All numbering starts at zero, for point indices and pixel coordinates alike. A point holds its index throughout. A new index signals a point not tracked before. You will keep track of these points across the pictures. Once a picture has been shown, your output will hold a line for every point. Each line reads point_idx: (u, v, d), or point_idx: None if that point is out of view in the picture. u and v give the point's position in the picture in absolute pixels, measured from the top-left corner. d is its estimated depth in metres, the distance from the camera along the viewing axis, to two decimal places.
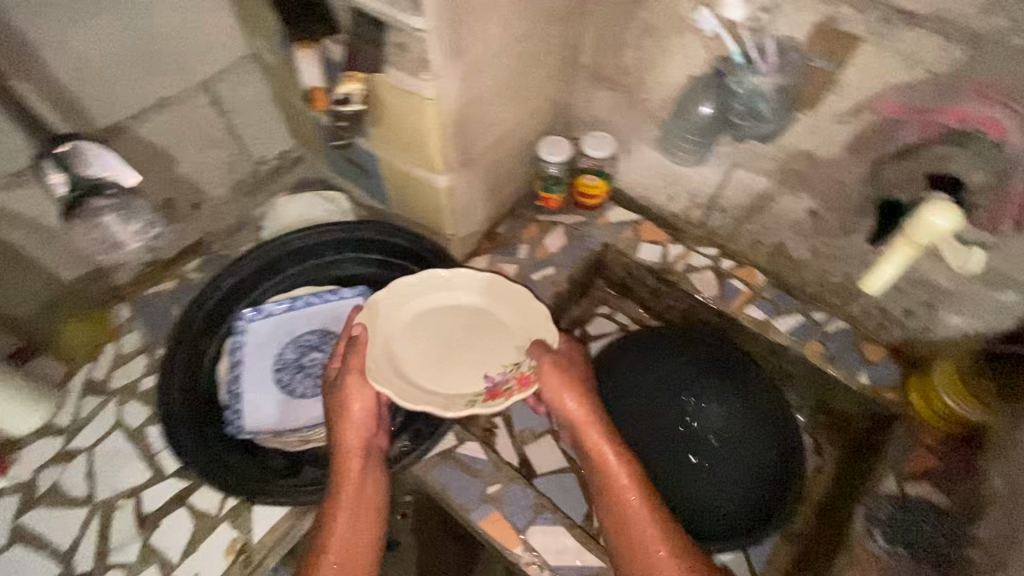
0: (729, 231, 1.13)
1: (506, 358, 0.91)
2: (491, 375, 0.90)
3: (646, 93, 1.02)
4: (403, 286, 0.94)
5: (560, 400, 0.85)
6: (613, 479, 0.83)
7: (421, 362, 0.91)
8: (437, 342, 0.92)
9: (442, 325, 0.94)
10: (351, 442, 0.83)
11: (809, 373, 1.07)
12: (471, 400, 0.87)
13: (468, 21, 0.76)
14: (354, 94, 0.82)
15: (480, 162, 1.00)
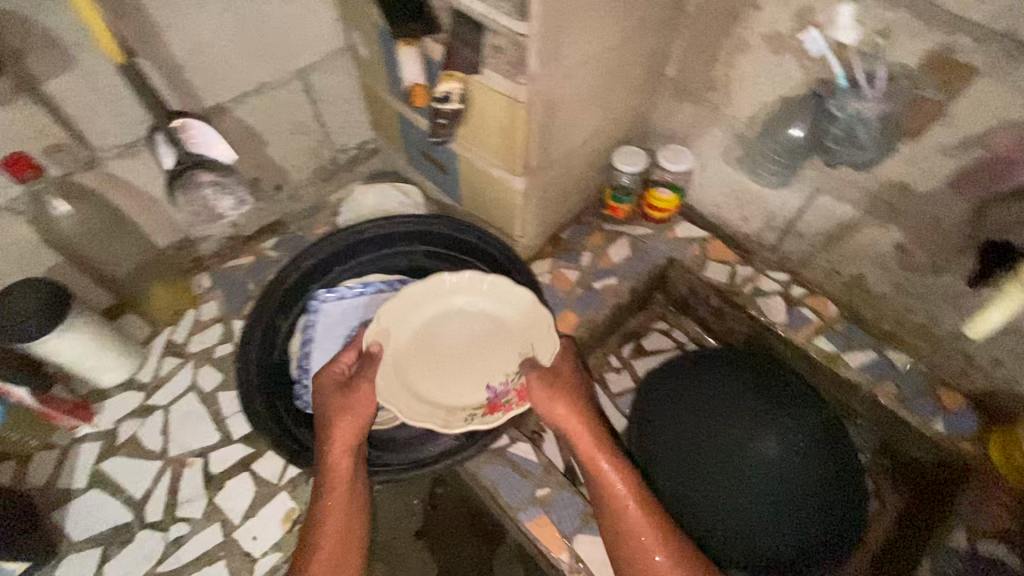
0: (803, 257, 1.10)
1: (509, 368, 0.90)
2: (492, 384, 0.90)
3: (732, 110, 1.01)
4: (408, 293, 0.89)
5: (550, 410, 0.85)
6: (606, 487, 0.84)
7: (423, 371, 0.89)
8: (441, 349, 0.90)
9: (447, 330, 0.91)
10: (338, 444, 0.82)
11: (878, 414, 1.03)
12: (471, 414, 0.88)
13: (568, 28, 0.77)
14: (452, 92, 0.86)
15: (556, 167, 1.01)
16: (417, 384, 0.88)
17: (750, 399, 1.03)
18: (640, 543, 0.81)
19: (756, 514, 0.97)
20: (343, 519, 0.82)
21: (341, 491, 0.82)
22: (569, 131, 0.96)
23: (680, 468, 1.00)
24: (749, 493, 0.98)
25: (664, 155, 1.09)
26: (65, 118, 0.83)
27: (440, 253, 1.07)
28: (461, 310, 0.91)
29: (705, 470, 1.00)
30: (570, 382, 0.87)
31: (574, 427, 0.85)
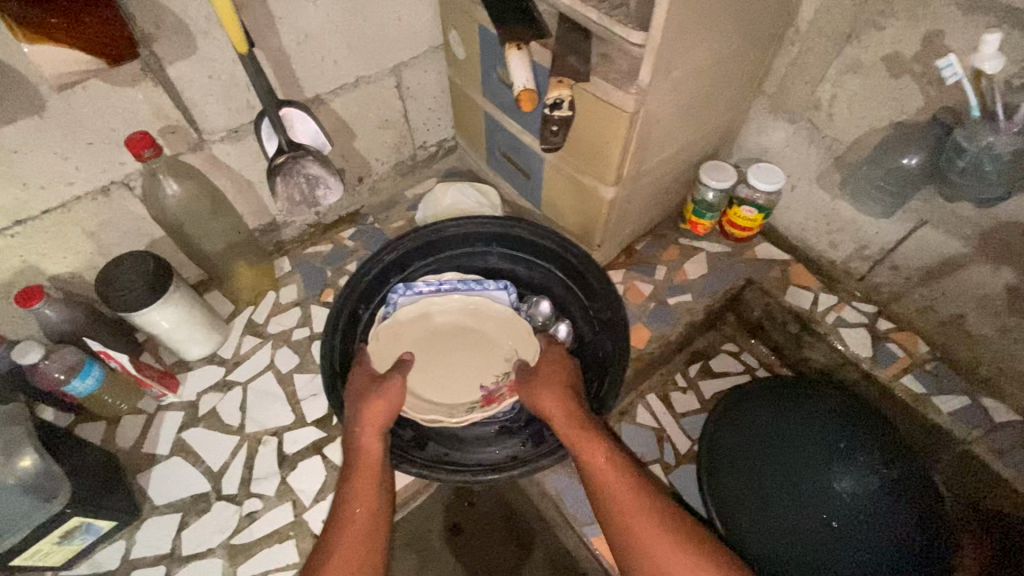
0: (894, 290, 1.05)
1: (499, 367, 0.97)
2: (486, 384, 0.96)
3: (835, 132, 0.97)
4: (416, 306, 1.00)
5: (530, 394, 0.86)
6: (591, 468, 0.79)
7: (425, 374, 0.96)
8: (433, 355, 0.98)
9: (437, 338, 0.99)
10: (370, 422, 0.82)
11: (968, 464, 0.97)
12: (471, 407, 0.93)
13: (684, 40, 0.76)
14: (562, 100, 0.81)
15: (645, 179, 1.00)
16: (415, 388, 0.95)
17: (831, 435, 0.99)
18: (641, 527, 0.74)
19: (837, 556, 0.90)
20: (369, 498, 0.78)
21: (370, 469, 0.80)
22: (664, 143, 0.94)
23: (756, 504, 0.97)
24: (830, 535, 0.92)
25: (755, 172, 1.06)
26: (182, 102, 0.87)
27: (517, 257, 1.08)
28: (445, 320, 1.01)
29: (779, 505, 0.96)
30: (551, 369, 0.89)
31: (551, 406, 0.83)
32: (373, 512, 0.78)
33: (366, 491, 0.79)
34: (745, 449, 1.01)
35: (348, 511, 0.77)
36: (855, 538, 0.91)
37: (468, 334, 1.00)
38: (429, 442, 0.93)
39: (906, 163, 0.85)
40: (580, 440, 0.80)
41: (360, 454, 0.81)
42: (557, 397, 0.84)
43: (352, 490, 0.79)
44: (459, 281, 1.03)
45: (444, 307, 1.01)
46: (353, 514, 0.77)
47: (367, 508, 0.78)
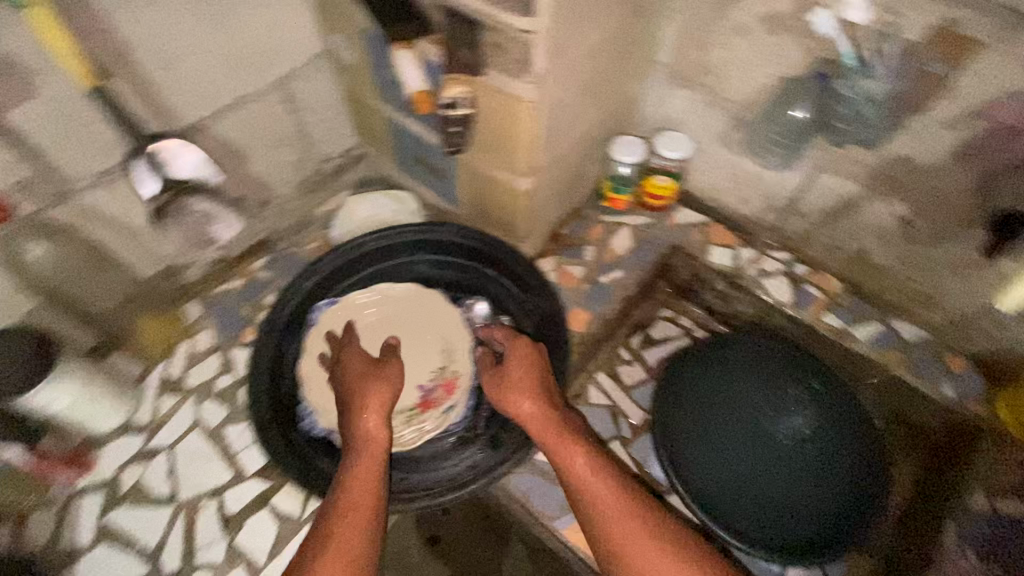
0: (804, 235, 1.11)
1: (433, 364, 0.94)
2: (421, 384, 0.93)
3: (729, 93, 1.00)
4: (340, 317, 0.95)
5: (504, 398, 0.85)
6: (569, 472, 0.78)
7: None
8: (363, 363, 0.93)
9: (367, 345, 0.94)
10: (375, 401, 0.79)
11: (889, 385, 1.04)
12: (409, 415, 0.91)
13: (571, 20, 0.74)
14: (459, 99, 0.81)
15: (557, 163, 0.99)
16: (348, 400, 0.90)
17: (772, 381, 1.04)
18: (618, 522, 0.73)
19: (791, 490, 0.98)
20: (373, 480, 0.73)
21: (374, 448, 0.76)
22: (571, 125, 0.93)
23: (718, 458, 1.00)
24: (784, 476, 0.99)
25: (662, 142, 1.08)
26: (30, 152, 0.76)
27: (443, 259, 1.03)
28: (376, 326, 0.96)
29: (738, 453, 1.00)
30: (521, 368, 0.86)
31: (527, 413, 0.83)
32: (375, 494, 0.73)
33: (371, 472, 0.74)
34: (702, 407, 1.04)
35: (349, 492, 0.72)
36: (805, 474, 0.99)
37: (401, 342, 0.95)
38: None
39: (795, 113, 0.90)
40: (557, 445, 0.80)
41: (367, 440, 0.77)
42: (532, 398, 0.83)
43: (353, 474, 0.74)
44: (389, 289, 0.98)
45: (371, 312, 0.96)
46: (356, 496, 0.72)
47: (372, 489, 0.73)
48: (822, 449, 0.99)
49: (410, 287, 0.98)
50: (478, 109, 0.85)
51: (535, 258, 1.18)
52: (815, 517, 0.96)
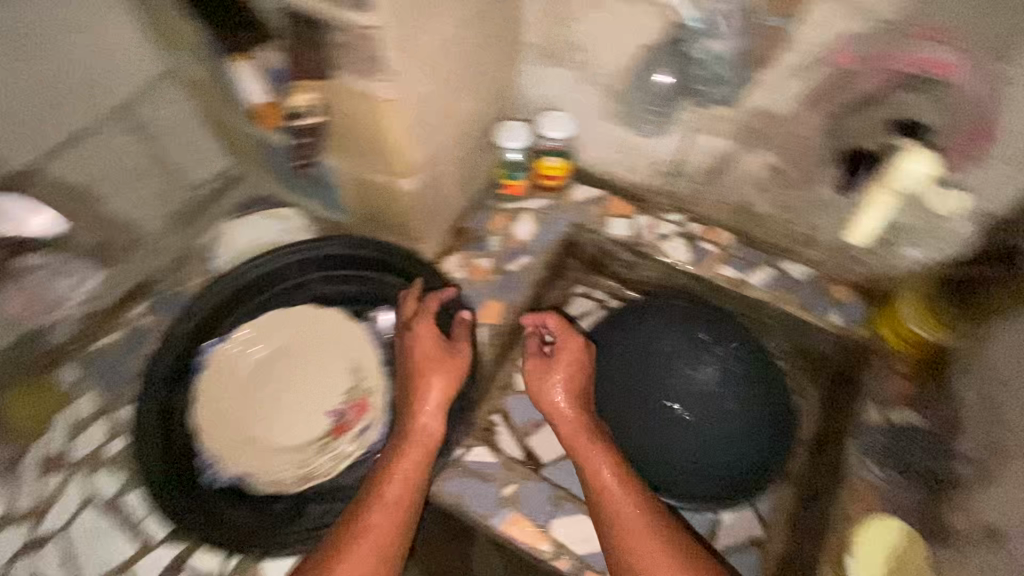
0: (693, 195, 1.15)
1: (342, 386, 0.89)
2: (332, 409, 0.88)
3: (598, 67, 1.01)
4: (234, 355, 0.89)
5: (541, 388, 0.91)
6: (591, 472, 0.84)
7: (265, 425, 0.86)
8: (265, 399, 0.88)
9: (266, 380, 0.89)
10: (435, 387, 0.83)
11: (783, 321, 1.11)
12: (321, 443, 0.86)
13: (417, 11, 0.71)
14: (305, 106, 0.79)
15: (439, 159, 0.96)
16: (255, 439, 0.85)
17: (675, 342, 1.08)
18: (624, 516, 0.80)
19: (707, 438, 1.03)
20: (415, 471, 0.79)
21: (423, 433, 0.81)
22: (444, 119, 0.91)
23: (637, 420, 1.05)
24: (700, 427, 1.03)
25: (544, 123, 1.08)
26: None
27: (338, 274, 0.98)
28: (272, 358, 0.90)
29: (656, 412, 1.04)
30: (567, 366, 0.92)
31: (559, 408, 0.89)
32: (414, 481, 0.78)
33: (413, 460, 0.79)
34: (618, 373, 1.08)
35: (388, 484, 0.77)
36: (717, 424, 1.03)
37: (304, 368, 0.90)
38: (308, 505, 0.84)
39: (659, 79, 0.90)
40: (581, 445, 0.86)
41: (415, 431, 0.82)
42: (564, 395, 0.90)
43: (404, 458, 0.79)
44: (287, 312, 0.93)
45: (259, 345, 0.91)
46: (396, 490, 0.77)
47: (416, 473, 0.79)
48: (729, 393, 1.05)
49: (309, 309, 0.93)
50: (330, 103, 0.80)
51: (440, 256, 1.15)
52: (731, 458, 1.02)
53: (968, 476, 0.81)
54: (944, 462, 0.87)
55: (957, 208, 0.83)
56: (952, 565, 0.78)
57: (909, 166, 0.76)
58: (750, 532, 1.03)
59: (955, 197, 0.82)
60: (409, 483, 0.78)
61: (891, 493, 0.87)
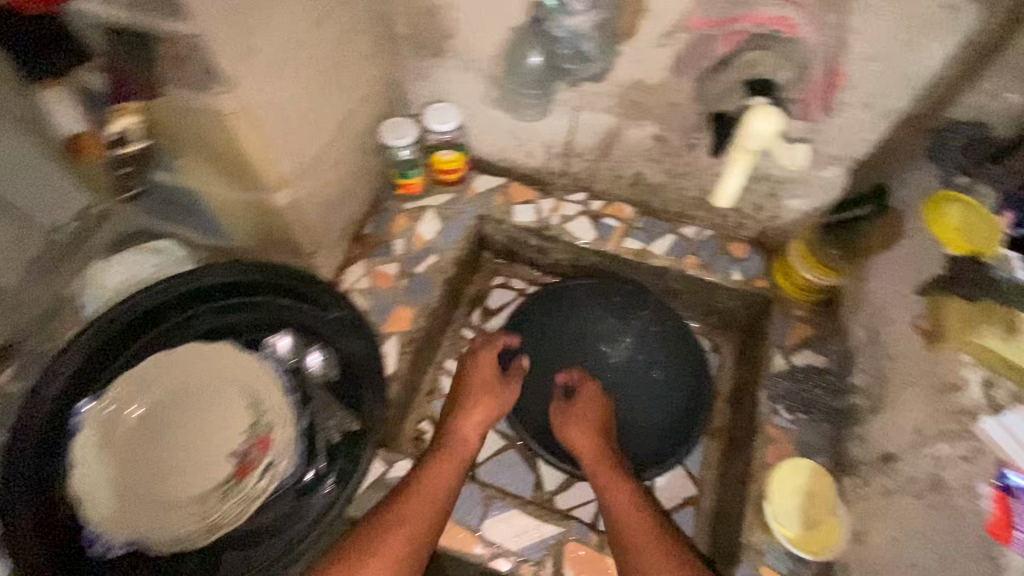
0: (590, 173, 1.15)
1: (240, 424, 0.84)
2: (231, 450, 0.83)
3: (472, 54, 0.99)
4: (110, 412, 0.81)
5: (565, 426, 0.95)
6: (616, 508, 0.83)
7: (159, 480, 0.80)
8: (160, 456, 0.82)
9: (156, 436, 0.83)
10: (480, 405, 0.93)
11: (691, 284, 1.14)
12: (224, 488, 0.81)
13: (246, 12, 0.65)
14: (131, 130, 0.72)
15: (318, 168, 0.91)
16: (155, 500, 0.79)
17: (588, 321, 1.14)
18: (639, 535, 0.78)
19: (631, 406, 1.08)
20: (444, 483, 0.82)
21: (462, 445, 0.88)
22: (315, 126, 0.86)
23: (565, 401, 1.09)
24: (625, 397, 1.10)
25: (429, 117, 1.05)
26: None
27: (223, 305, 0.91)
28: (157, 412, 0.83)
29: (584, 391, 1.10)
30: (589, 405, 0.96)
31: (583, 444, 0.92)
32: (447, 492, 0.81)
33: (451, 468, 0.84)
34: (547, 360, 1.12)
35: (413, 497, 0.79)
36: (636, 393, 1.10)
37: (197, 411, 0.84)
38: (222, 555, 0.79)
39: (531, 61, 0.89)
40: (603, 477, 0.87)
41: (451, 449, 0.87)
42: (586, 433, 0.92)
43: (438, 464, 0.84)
44: (166, 356, 0.86)
45: (138, 403, 0.83)
46: (418, 504, 0.78)
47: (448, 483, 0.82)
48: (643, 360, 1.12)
49: (193, 347, 0.87)
50: (159, 125, 0.75)
51: (341, 268, 1.09)
52: (653, 421, 1.08)
53: (862, 407, 0.86)
54: (843, 397, 0.92)
55: (801, 163, 0.89)
56: (855, 490, 0.82)
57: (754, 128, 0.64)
58: (684, 492, 1.06)
59: (800, 151, 0.87)
60: (442, 491, 0.81)
61: (799, 433, 0.91)
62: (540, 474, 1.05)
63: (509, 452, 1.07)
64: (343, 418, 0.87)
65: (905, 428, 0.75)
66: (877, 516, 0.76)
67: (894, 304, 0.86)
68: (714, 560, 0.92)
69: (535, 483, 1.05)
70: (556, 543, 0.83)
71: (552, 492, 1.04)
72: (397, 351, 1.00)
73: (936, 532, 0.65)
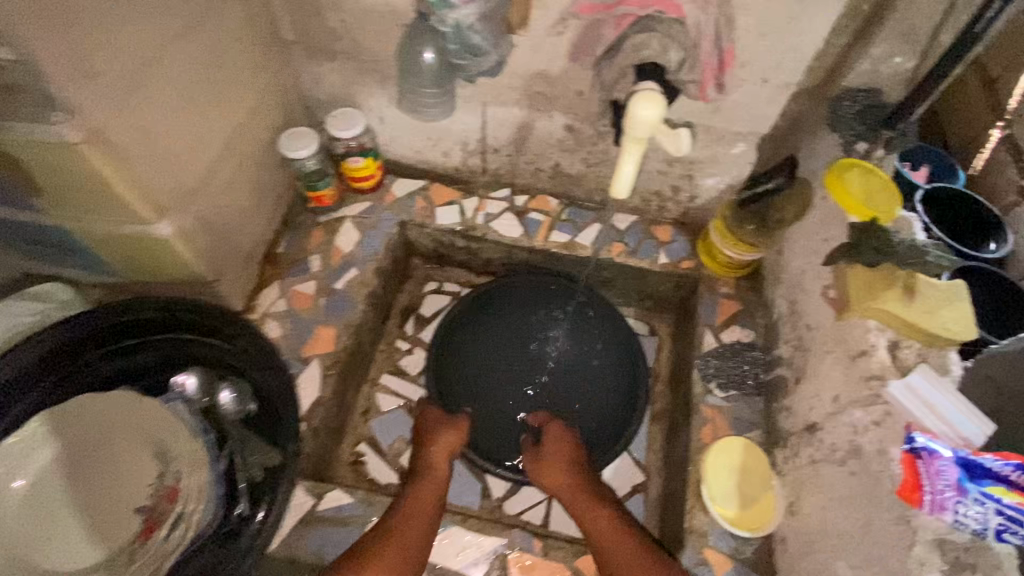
0: (509, 168, 1.13)
1: (146, 477, 0.79)
2: (138, 506, 0.77)
3: (368, 55, 0.96)
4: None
5: (539, 470, 0.88)
6: (595, 529, 0.78)
7: (59, 548, 0.75)
8: (53, 528, 0.75)
9: (47, 505, 0.76)
10: (444, 444, 0.88)
11: (622, 272, 1.13)
12: (131, 549, 0.75)
13: (87, 27, 0.59)
14: None
15: (208, 190, 0.84)
16: (54, 573, 0.73)
17: (519, 322, 1.11)
18: (627, 567, 0.72)
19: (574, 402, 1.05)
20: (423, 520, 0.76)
21: (432, 487, 0.81)
22: (196, 145, 0.79)
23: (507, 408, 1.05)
24: (565, 394, 1.06)
25: (332, 124, 0.99)
26: None
27: (116, 350, 0.82)
28: (50, 480, 0.77)
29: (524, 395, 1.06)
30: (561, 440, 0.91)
31: (560, 485, 0.85)
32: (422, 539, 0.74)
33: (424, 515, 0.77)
34: (482, 368, 1.07)
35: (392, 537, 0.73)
36: (574, 381, 1.08)
37: (98, 468, 0.79)
38: None
39: (426, 59, 0.84)
40: (582, 513, 0.80)
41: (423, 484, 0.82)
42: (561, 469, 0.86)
43: (410, 502, 0.78)
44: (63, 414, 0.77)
45: (19, 474, 0.75)
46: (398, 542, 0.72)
47: (424, 529, 0.75)
48: (579, 355, 1.09)
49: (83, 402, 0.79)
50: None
51: (254, 293, 1.02)
52: (597, 414, 1.05)
53: (787, 378, 0.88)
54: (770, 369, 0.93)
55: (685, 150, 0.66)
56: (788, 462, 0.82)
57: (637, 113, 0.61)
58: (632, 480, 1.05)
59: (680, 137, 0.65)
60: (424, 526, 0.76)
61: (733, 410, 0.91)
62: (486, 482, 1.02)
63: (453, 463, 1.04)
64: (266, 453, 0.82)
65: (825, 397, 0.77)
66: (806, 485, 0.77)
67: (811, 275, 0.87)
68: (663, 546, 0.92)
69: (482, 492, 1.02)
70: (499, 555, 0.81)
71: (499, 499, 1.01)
72: (320, 375, 0.94)
73: (858, 498, 0.66)
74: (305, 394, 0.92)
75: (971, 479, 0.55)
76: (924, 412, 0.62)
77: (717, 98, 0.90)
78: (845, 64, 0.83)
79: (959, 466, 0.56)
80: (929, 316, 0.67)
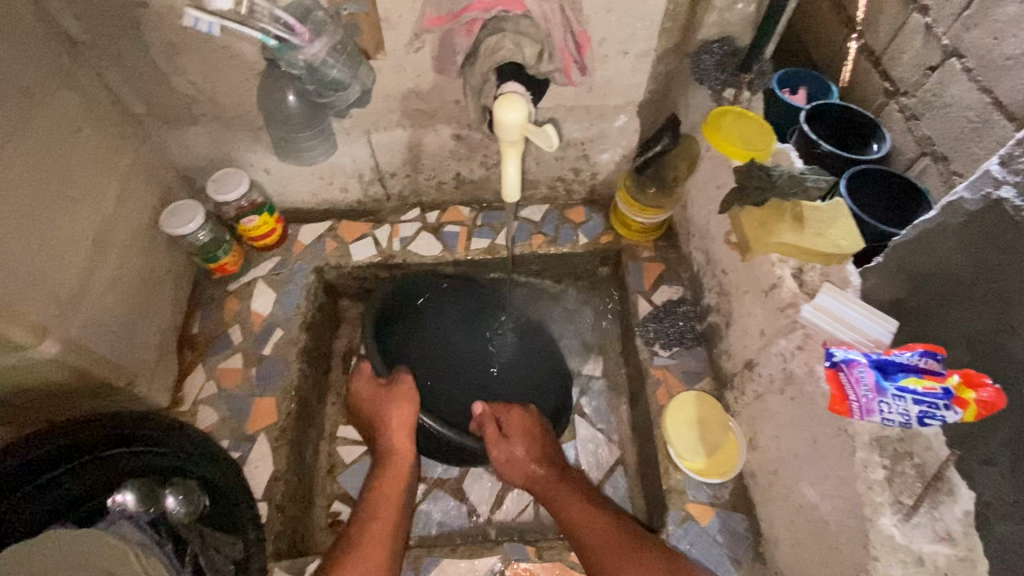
0: (412, 188, 1.11)
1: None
2: None
3: (232, 110, 0.93)
4: None
5: (505, 444, 0.85)
6: (562, 508, 0.79)
7: None
8: None
9: None
10: (402, 430, 0.83)
11: (549, 262, 1.13)
12: None
13: None
14: None
15: (91, 294, 0.78)
16: None
17: (460, 325, 1.04)
18: (598, 532, 0.73)
19: (537, 374, 1.03)
20: (391, 518, 0.75)
21: (396, 486, 0.79)
22: (59, 252, 0.73)
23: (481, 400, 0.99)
24: (522, 372, 1.03)
25: (212, 190, 0.93)
26: None
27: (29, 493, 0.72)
28: None
29: (490, 381, 1.01)
30: (522, 421, 0.88)
31: (524, 459, 0.84)
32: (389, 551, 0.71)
33: (387, 527, 0.74)
34: (438, 371, 0.99)
35: (366, 541, 0.71)
36: (535, 365, 1.04)
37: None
38: None
39: (289, 103, 0.81)
40: (554, 491, 0.81)
41: (382, 483, 0.79)
42: (530, 450, 0.85)
43: (378, 501, 0.77)
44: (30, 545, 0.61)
45: None
46: (371, 545, 0.71)
47: (390, 539, 0.73)
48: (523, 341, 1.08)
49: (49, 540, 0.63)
50: None
51: (178, 383, 0.95)
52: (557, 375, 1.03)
53: (719, 323, 0.92)
54: (703, 319, 0.97)
55: (553, 142, 0.64)
56: (740, 403, 0.86)
57: (505, 118, 0.63)
58: (609, 456, 1.03)
59: (548, 130, 0.63)
60: (394, 523, 0.74)
61: (679, 365, 0.95)
62: (470, 501, 1.00)
63: (435, 493, 1.00)
64: (228, 546, 0.78)
65: (753, 332, 0.82)
66: (759, 419, 0.81)
67: (715, 223, 0.92)
68: (650, 514, 0.93)
69: (470, 514, 0.99)
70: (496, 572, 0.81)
71: (487, 515, 0.99)
72: (270, 449, 0.89)
73: (804, 420, 0.71)
74: (260, 472, 0.87)
75: (887, 377, 0.59)
76: (838, 326, 0.67)
77: (586, 78, 0.93)
78: (694, 19, 0.87)
79: (874, 368, 0.60)
80: (820, 238, 0.72)
